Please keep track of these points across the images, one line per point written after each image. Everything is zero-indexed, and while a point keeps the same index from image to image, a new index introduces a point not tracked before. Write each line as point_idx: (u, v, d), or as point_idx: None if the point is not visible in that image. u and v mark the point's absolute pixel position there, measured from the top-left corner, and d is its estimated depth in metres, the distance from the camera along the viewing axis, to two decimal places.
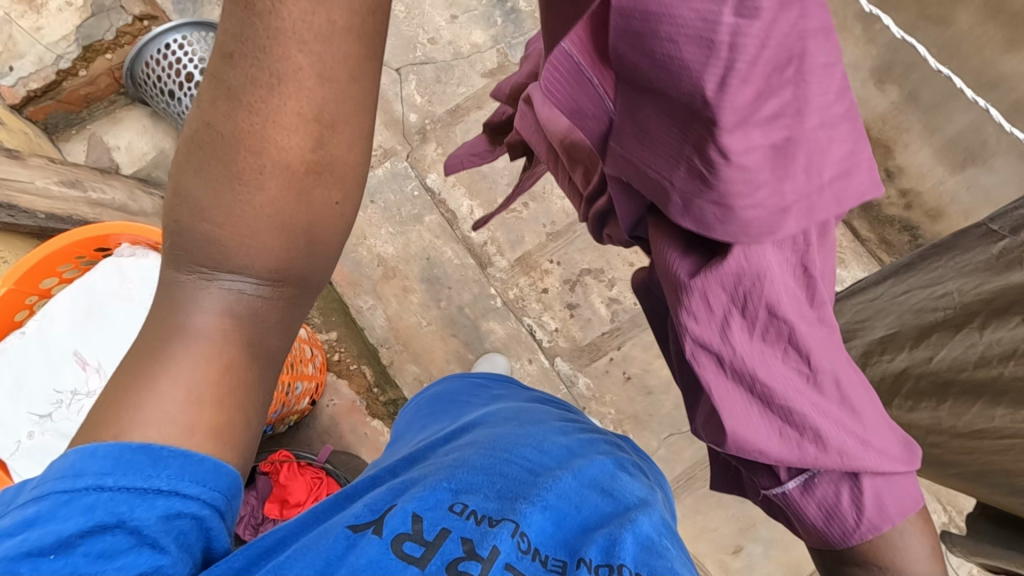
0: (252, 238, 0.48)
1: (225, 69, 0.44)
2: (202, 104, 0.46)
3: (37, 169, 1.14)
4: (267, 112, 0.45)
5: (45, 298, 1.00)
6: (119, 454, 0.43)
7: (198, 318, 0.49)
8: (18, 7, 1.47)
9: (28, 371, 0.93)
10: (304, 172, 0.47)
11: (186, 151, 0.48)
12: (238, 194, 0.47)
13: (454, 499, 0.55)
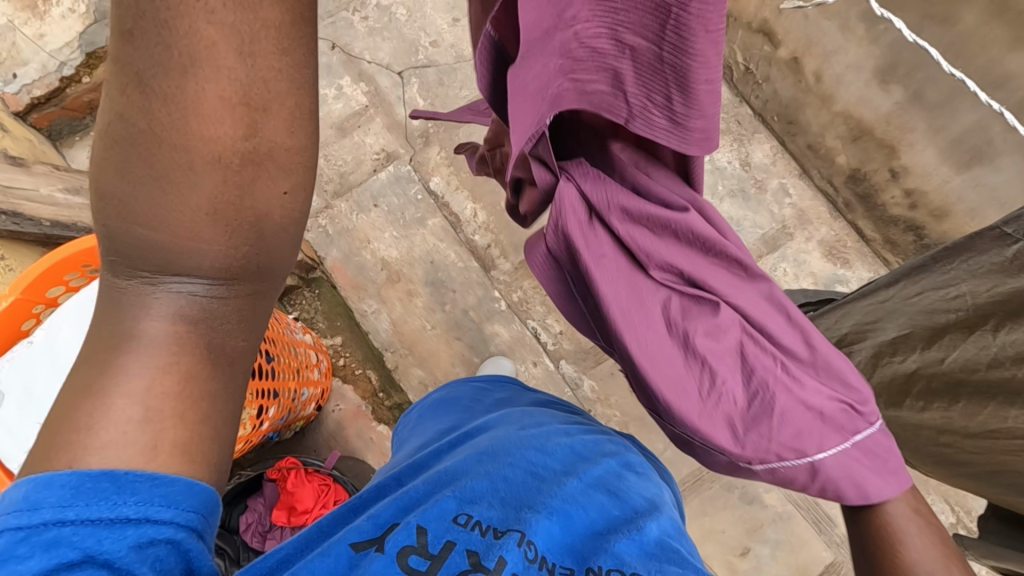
0: (195, 239, 0.43)
1: (130, 52, 0.39)
2: (111, 93, 0.40)
3: (42, 177, 1.17)
4: (186, 100, 0.39)
5: (51, 307, 1.00)
6: (77, 483, 0.41)
7: (149, 324, 0.45)
8: (21, 14, 1.47)
9: (37, 379, 0.92)
10: (240, 164, 0.41)
11: (103, 149, 0.42)
12: (168, 193, 0.41)
13: (460, 509, 0.55)
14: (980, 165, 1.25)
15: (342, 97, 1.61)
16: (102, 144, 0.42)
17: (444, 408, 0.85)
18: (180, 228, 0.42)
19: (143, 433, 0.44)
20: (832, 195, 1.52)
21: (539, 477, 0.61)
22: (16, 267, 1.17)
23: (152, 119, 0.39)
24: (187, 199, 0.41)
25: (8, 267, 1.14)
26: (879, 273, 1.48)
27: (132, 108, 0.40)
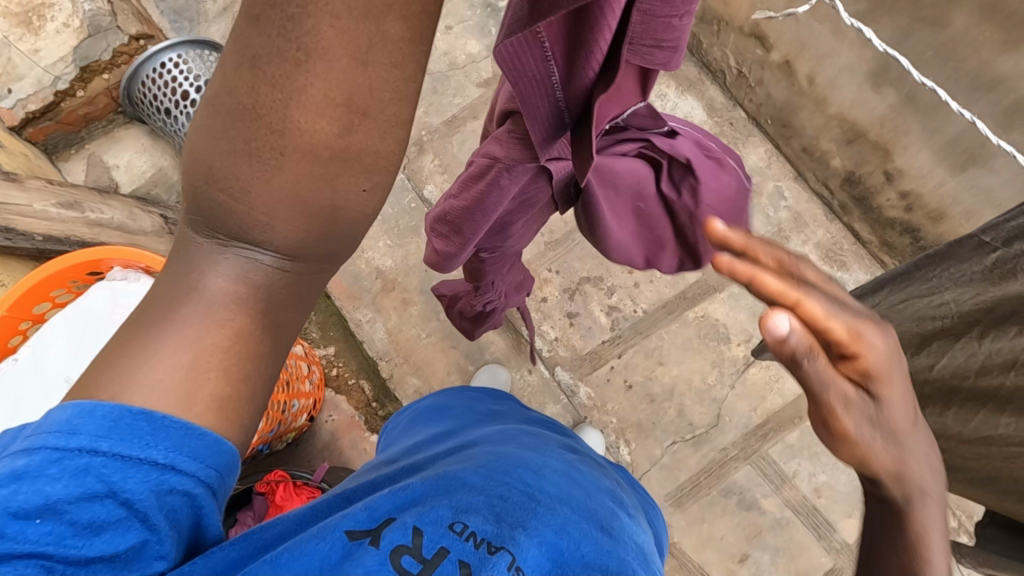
0: (270, 215, 0.43)
1: (253, 32, 0.40)
2: (223, 67, 0.42)
3: (35, 192, 1.15)
4: (292, 91, 0.40)
5: (39, 323, 1.00)
6: (118, 417, 0.44)
7: (211, 280, 0.47)
8: (17, 30, 1.49)
9: (24, 396, 0.92)
10: (329, 158, 0.42)
11: (204, 112, 0.43)
12: (255, 171, 0.42)
13: (455, 517, 0.53)
14: (976, 167, 1.22)
15: None
16: (207, 103, 0.43)
17: (437, 415, 0.84)
18: (264, 204, 0.43)
19: (184, 386, 0.45)
20: (828, 198, 1.52)
21: (538, 500, 0.58)
22: (9, 281, 1.17)
23: (253, 96, 0.40)
24: (275, 180, 0.42)
25: None
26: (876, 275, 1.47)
27: (240, 82, 0.41)
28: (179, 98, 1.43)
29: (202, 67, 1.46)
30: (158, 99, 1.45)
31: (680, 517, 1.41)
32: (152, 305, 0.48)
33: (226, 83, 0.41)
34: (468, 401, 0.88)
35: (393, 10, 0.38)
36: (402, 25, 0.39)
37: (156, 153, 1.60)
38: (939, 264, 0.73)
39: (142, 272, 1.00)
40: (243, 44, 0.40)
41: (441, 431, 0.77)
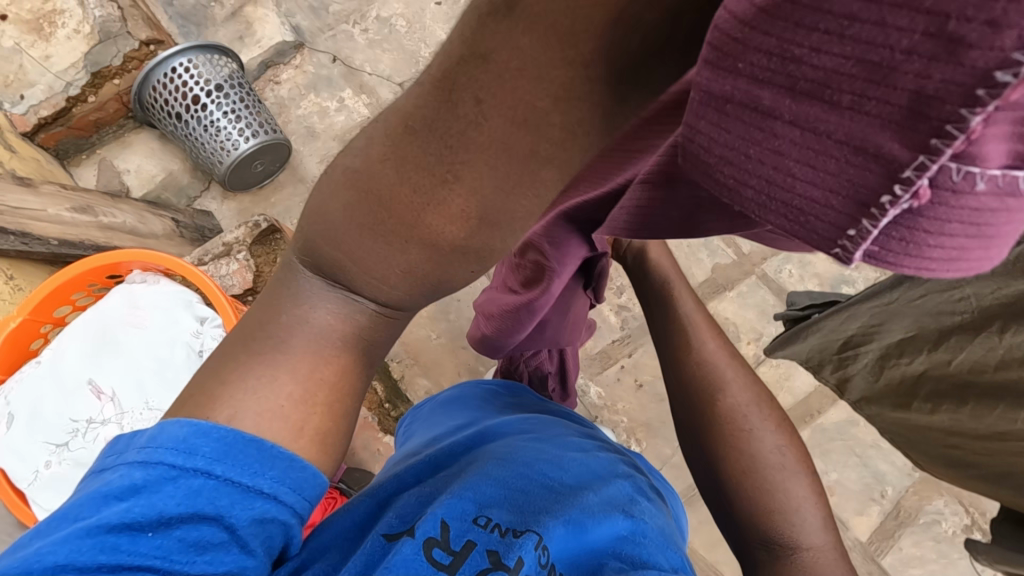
0: (384, 280, 0.42)
1: (410, 138, 0.39)
2: (371, 146, 0.41)
3: (48, 197, 1.17)
4: (432, 197, 0.39)
5: (59, 326, 1.01)
6: (231, 442, 0.44)
7: (315, 314, 0.45)
8: (28, 37, 1.51)
9: (43, 400, 0.93)
10: (451, 252, 0.41)
11: (339, 178, 0.42)
12: (379, 245, 0.41)
13: (478, 511, 0.55)
14: None
15: (344, 109, 1.67)
16: (344, 166, 0.42)
17: (457, 405, 0.84)
18: (376, 276, 0.42)
19: (292, 416, 0.46)
20: None
21: (557, 491, 0.60)
22: (25, 285, 1.18)
23: (386, 178, 0.40)
24: (393, 262, 0.41)
25: (16, 285, 1.14)
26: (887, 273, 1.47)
27: (377, 161, 0.40)
28: (190, 102, 1.47)
29: (212, 72, 1.47)
30: (169, 104, 1.48)
31: (692, 515, 1.41)
32: (249, 318, 0.49)
33: (366, 158, 0.41)
34: (485, 394, 0.89)
35: (552, 161, 0.38)
36: (554, 175, 0.39)
37: (166, 156, 1.62)
38: None
39: (159, 275, 1.00)
40: (394, 124, 0.40)
41: (457, 424, 0.78)
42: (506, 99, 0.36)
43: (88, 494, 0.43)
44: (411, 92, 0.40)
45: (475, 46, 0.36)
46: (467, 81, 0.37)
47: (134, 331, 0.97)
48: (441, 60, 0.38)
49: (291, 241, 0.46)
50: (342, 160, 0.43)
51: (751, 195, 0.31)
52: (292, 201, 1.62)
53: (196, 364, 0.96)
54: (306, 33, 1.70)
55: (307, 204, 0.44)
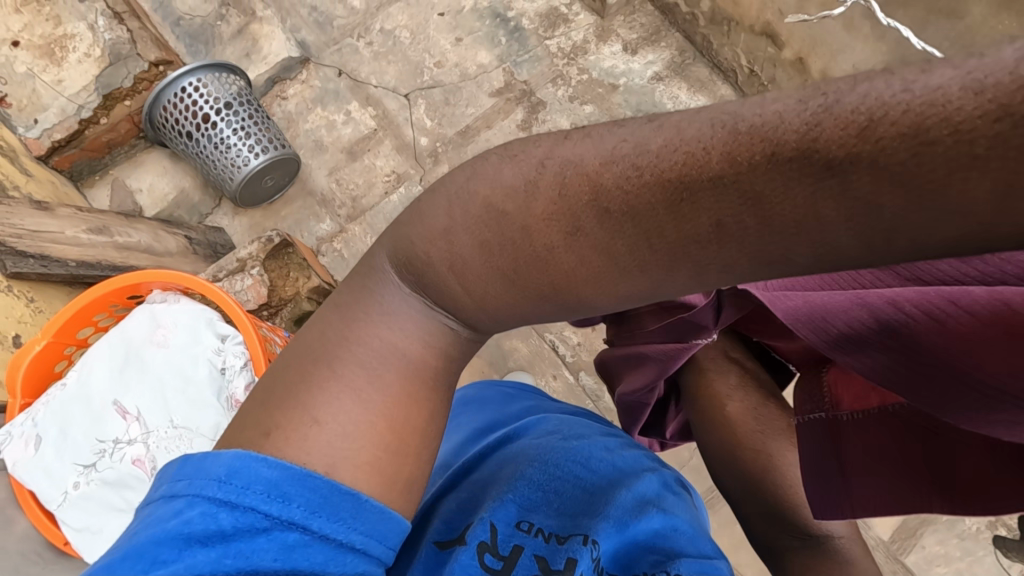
0: (494, 314, 0.47)
1: (591, 215, 0.39)
2: (533, 203, 0.41)
3: (66, 219, 1.20)
4: (589, 272, 0.41)
5: (82, 348, 1.03)
6: (328, 494, 0.43)
7: (402, 342, 0.48)
8: (40, 61, 1.55)
9: (72, 421, 0.95)
10: (574, 306, 0.45)
11: (491, 232, 0.43)
12: (525, 299, 0.44)
13: (521, 515, 0.57)
14: None
15: (352, 122, 1.68)
16: (483, 199, 0.44)
17: (473, 409, 0.83)
18: (490, 307, 0.46)
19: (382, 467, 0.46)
20: None
21: (593, 492, 0.62)
22: (46, 308, 1.19)
23: (549, 238, 0.41)
24: (523, 308, 0.46)
25: (37, 309, 1.15)
26: None
27: (541, 219, 0.41)
28: (200, 121, 1.49)
29: (220, 90, 1.49)
30: (180, 123, 1.50)
31: (712, 518, 1.40)
32: (319, 339, 0.49)
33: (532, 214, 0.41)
34: (503, 394, 0.88)
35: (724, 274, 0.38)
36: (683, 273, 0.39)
37: (178, 174, 1.64)
38: None
39: (179, 294, 1.01)
40: (578, 184, 0.39)
41: (481, 428, 0.77)
42: (754, 226, 0.34)
43: (160, 535, 0.39)
44: (610, 154, 0.38)
45: (741, 176, 0.33)
46: (712, 204, 0.34)
47: (157, 350, 0.97)
48: (683, 158, 0.35)
49: (396, 253, 0.49)
50: (479, 191, 0.44)
51: None
52: (303, 214, 1.64)
53: (219, 381, 0.96)
54: (312, 48, 1.73)
55: (419, 217, 0.47)
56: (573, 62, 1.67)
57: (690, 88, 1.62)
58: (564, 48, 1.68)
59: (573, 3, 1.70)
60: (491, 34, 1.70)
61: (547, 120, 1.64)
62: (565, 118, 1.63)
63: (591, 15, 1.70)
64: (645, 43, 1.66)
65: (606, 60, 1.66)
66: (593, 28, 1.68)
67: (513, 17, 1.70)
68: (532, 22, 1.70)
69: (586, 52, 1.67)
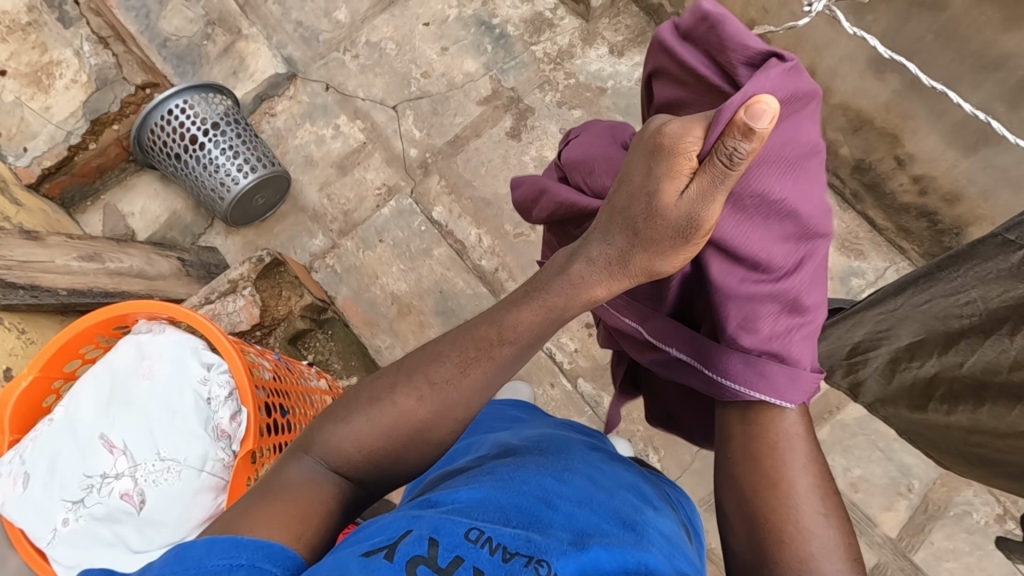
0: (369, 461, 0.66)
1: (440, 386, 0.66)
2: (397, 398, 0.66)
3: (56, 248, 1.20)
4: (436, 414, 0.66)
5: (70, 380, 1.02)
6: (208, 545, 0.52)
7: (296, 478, 0.63)
8: (27, 90, 1.56)
9: (60, 456, 0.92)
10: (417, 439, 0.66)
11: (372, 417, 0.66)
12: (396, 450, 0.66)
13: (470, 526, 0.53)
14: (989, 146, 1.13)
15: (341, 136, 1.68)
16: (366, 399, 0.67)
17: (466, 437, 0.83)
18: (366, 455, 0.65)
19: None
20: (840, 186, 1.48)
21: (554, 506, 0.59)
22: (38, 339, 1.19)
23: (408, 404, 0.65)
24: (384, 458, 0.66)
25: (29, 339, 1.14)
26: (895, 262, 1.47)
27: (405, 399, 0.66)
28: (187, 142, 1.49)
29: (207, 110, 1.49)
30: (168, 145, 1.50)
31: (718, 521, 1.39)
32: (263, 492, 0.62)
33: (392, 402, 0.66)
34: (497, 417, 0.86)
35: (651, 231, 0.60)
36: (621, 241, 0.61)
37: (169, 197, 1.64)
38: (963, 264, 0.64)
39: (165, 323, 1.00)
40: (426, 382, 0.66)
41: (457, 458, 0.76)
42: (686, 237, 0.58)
43: None
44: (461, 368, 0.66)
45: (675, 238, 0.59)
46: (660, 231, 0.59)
47: (144, 381, 0.96)
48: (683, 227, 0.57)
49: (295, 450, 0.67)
50: (362, 396, 0.68)
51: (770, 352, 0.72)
52: (296, 230, 1.63)
53: (206, 412, 0.94)
54: (298, 63, 1.73)
55: (323, 421, 0.68)
56: (559, 67, 1.66)
57: None
58: (551, 53, 1.67)
59: (558, 8, 1.70)
60: (476, 42, 1.70)
61: (536, 126, 1.63)
62: (554, 124, 1.62)
63: (576, 19, 1.69)
64: (631, 45, 1.65)
65: (593, 64, 1.65)
66: (578, 32, 1.68)
67: (498, 24, 1.70)
68: (518, 28, 1.69)
69: (572, 56, 1.66)
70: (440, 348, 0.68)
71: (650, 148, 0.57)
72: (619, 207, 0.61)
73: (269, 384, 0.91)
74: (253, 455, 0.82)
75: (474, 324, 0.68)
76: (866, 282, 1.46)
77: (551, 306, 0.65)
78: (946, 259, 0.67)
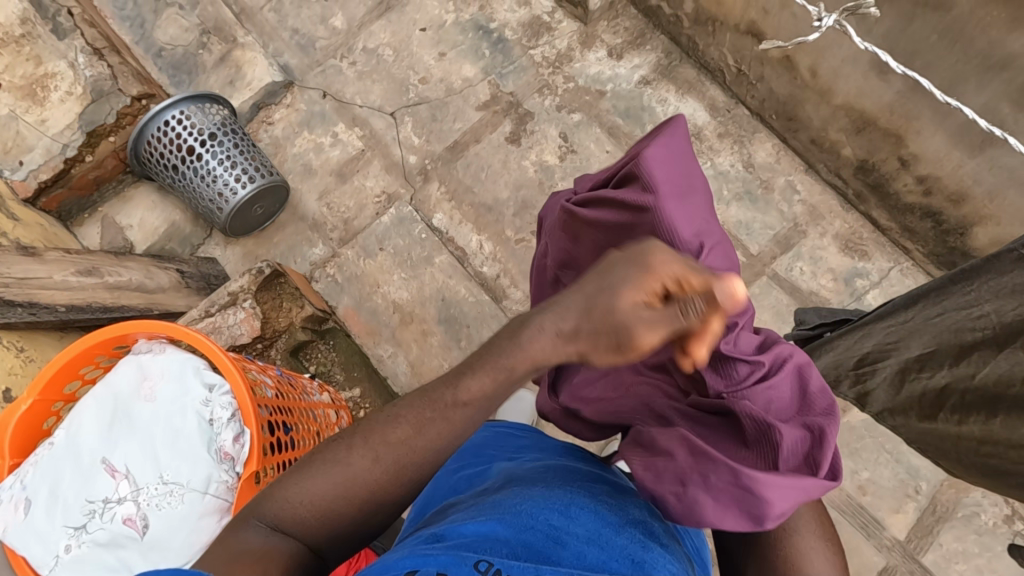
0: (327, 520, 0.65)
1: (389, 450, 0.64)
2: (352, 454, 0.65)
3: (54, 264, 1.19)
4: (393, 476, 0.64)
5: (71, 401, 1.01)
6: None
7: (250, 540, 0.63)
8: (22, 103, 1.55)
9: (61, 481, 0.90)
10: (372, 501, 0.65)
11: (326, 482, 0.65)
12: (352, 510, 0.65)
13: (479, 559, 0.54)
14: (994, 147, 1.13)
15: (339, 143, 1.67)
16: (321, 464, 0.66)
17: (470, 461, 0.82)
18: (323, 514, 0.65)
19: None
20: (842, 187, 1.48)
21: (562, 544, 0.58)
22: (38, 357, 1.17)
23: (361, 467, 0.64)
24: (347, 513, 0.66)
25: (28, 357, 1.12)
26: (899, 262, 1.46)
27: (361, 466, 0.64)
28: (185, 153, 1.47)
29: (204, 120, 1.48)
30: (165, 156, 1.49)
31: None
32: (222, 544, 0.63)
33: (345, 465, 0.65)
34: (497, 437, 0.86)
35: None
36: None
37: (168, 208, 1.63)
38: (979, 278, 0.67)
39: (166, 343, 0.99)
40: (379, 450, 0.64)
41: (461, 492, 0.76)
42: None
43: None
44: (414, 439, 0.63)
45: None
46: None
47: (145, 403, 0.95)
48: None
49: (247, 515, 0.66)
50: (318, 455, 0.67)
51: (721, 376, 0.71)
52: (295, 239, 1.61)
53: (209, 434, 0.93)
54: (295, 71, 1.72)
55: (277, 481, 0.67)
56: (558, 70, 1.65)
57: (678, 90, 1.60)
58: (550, 57, 1.66)
59: (556, 11, 1.69)
60: (474, 46, 1.69)
61: (536, 131, 1.61)
62: (554, 128, 1.61)
63: (574, 22, 1.68)
64: (630, 47, 1.64)
65: (592, 67, 1.64)
66: (577, 35, 1.66)
67: (495, 28, 1.69)
68: (516, 32, 1.68)
69: (571, 60, 1.65)
70: (395, 410, 0.65)
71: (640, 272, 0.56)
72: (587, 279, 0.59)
73: (273, 402, 0.90)
74: (257, 476, 0.80)
75: (434, 386, 0.64)
76: (871, 283, 1.45)
77: (500, 366, 0.60)
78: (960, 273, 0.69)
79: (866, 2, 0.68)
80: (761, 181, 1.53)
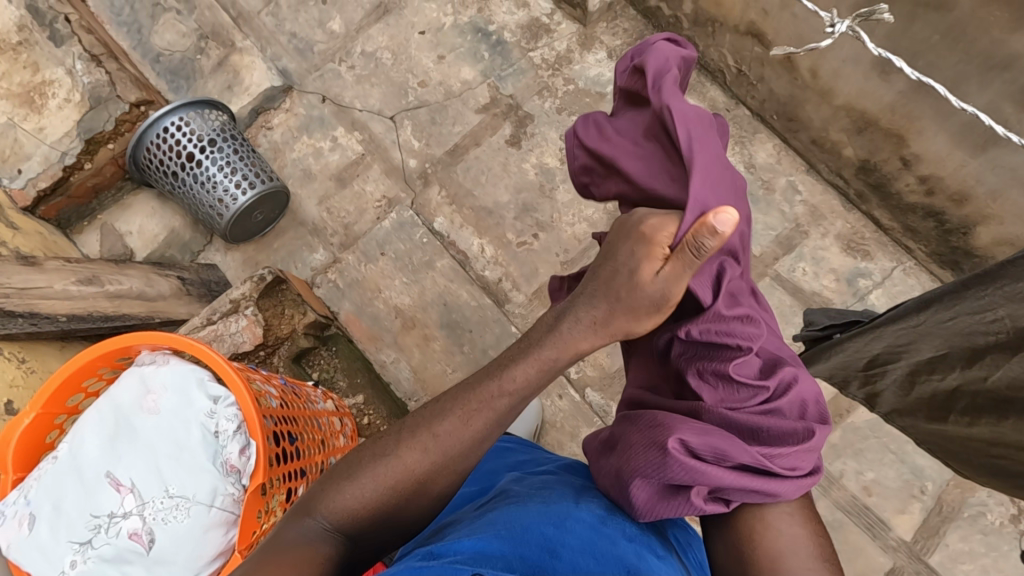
0: (373, 514, 0.67)
1: (443, 442, 0.67)
2: (401, 449, 0.67)
3: (54, 273, 1.19)
4: (444, 468, 0.67)
5: (74, 414, 1.00)
6: None
7: (289, 537, 0.64)
8: (20, 110, 1.54)
9: (65, 496, 0.90)
10: (414, 494, 0.67)
11: (374, 473, 0.67)
12: (401, 503, 0.67)
13: (473, 570, 0.54)
14: (997, 147, 1.12)
15: (338, 148, 1.66)
16: (369, 452, 0.69)
17: (473, 476, 0.82)
18: (367, 507, 0.66)
19: None
20: (844, 187, 1.48)
21: (557, 556, 0.58)
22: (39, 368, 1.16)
23: (412, 458, 0.67)
24: (388, 507, 0.67)
25: (29, 368, 1.11)
26: (902, 261, 1.45)
27: (412, 458, 0.67)
28: (184, 160, 1.47)
29: (203, 126, 1.47)
30: (164, 163, 1.48)
31: None
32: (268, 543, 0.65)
33: (395, 456, 0.67)
34: (497, 450, 0.87)
35: None
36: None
37: (167, 214, 1.62)
38: (992, 283, 0.64)
39: (169, 354, 0.98)
40: (428, 441, 0.67)
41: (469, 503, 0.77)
42: None
43: None
44: (470, 430, 0.68)
45: None
46: None
47: (149, 415, 0.94)
48: None
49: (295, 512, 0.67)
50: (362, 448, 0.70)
51: (716, 382, 0.69)
52: (295, 245, 1.61)
53: (214, 446, 0.92)
54: (294, 75, 1.71)
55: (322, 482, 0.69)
56: (558, 73, 1.64)
57: None
58: (549, 59, 1.65)
59: (555, 13, 1.68)
60: (473, 49, 1.68)
61: (536, 133, 1.61)
62: (553, 130, 1.61)
63: (573, 23, 1.67)
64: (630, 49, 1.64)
65: (592, 68, 1.64)
66: (576, 37, 1.66)
67: (494, 30, 1.69)
68: (515, 34, 1.68)
69: (571, 62, 1.65)
70: (444, 404, 0.69)
71: (633, 235, 0.67)
72: (600, 259, 0.69)
73: (277, 412, 0.90)
74: (263, 488, 0.80)
75: (480, 379, 0.69)
76: (874, 283, 1.45)
77: (545, 359, 0.68)
78: (971, 276, 0.67)
79: (880, 8, 0.67)
80: (762, 182, 1.53)
